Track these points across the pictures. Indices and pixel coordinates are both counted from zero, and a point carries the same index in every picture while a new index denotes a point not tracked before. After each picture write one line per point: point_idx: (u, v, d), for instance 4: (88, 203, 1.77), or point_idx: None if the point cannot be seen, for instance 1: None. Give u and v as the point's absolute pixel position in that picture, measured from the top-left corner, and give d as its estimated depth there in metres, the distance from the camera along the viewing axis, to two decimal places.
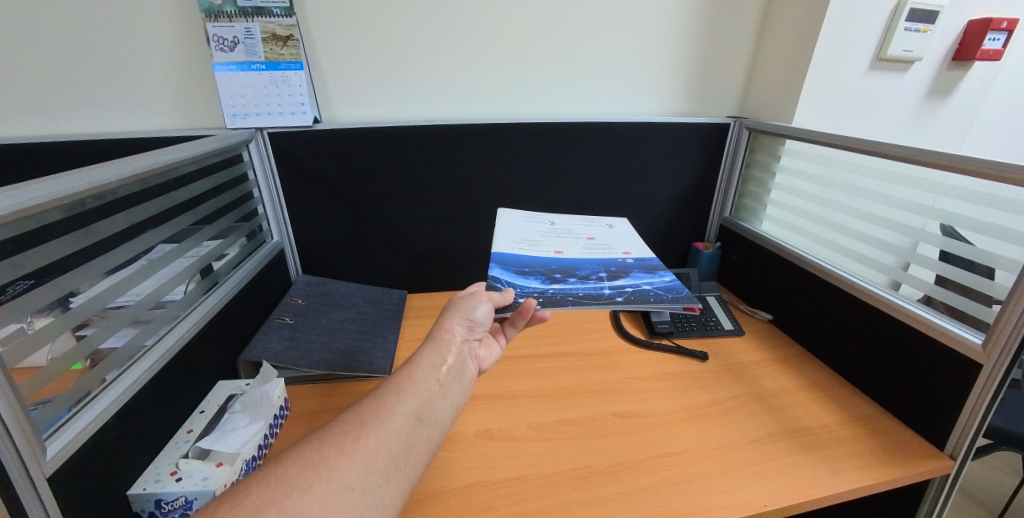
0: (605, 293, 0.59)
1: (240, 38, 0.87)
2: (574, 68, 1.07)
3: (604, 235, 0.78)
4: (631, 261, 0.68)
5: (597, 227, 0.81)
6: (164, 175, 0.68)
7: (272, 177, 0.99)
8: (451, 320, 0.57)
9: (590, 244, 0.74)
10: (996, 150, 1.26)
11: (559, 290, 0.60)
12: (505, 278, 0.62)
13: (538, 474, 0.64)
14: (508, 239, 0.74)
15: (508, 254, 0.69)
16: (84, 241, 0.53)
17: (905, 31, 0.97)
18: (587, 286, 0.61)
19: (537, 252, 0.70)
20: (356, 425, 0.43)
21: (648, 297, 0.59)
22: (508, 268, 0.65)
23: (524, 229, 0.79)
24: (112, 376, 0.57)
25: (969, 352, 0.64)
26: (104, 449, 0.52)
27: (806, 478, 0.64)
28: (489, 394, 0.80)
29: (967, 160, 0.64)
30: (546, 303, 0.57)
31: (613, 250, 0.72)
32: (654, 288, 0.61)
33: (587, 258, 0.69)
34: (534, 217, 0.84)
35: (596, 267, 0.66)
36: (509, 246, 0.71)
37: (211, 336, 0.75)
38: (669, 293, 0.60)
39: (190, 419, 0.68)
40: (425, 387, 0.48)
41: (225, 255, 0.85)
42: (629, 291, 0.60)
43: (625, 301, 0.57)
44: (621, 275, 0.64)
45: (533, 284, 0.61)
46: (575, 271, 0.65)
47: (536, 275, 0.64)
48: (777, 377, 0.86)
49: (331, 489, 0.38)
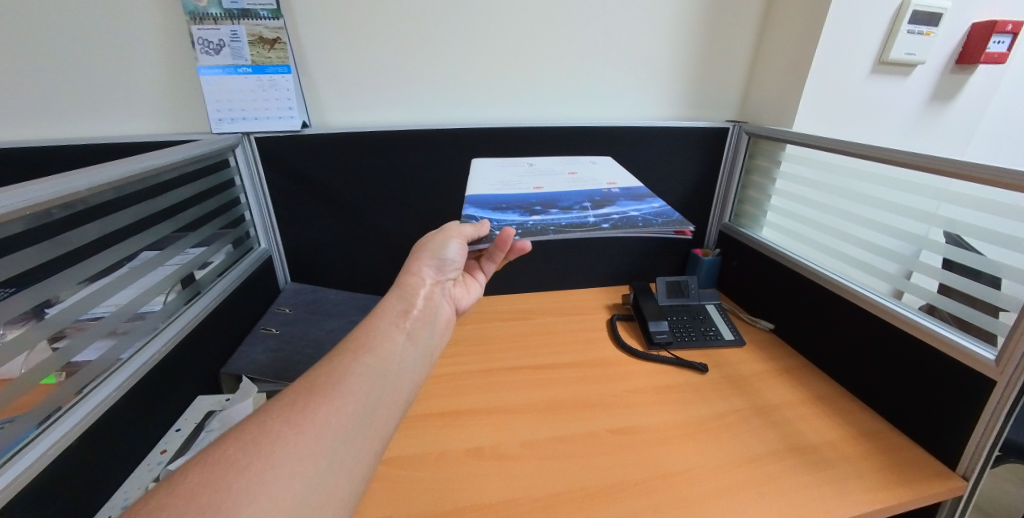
0: (590, 219, 0.60)
1: (226, 41, 0.85)
2: (572, 72, 1.05)
3: (586, 171, 0.80)
4: (616, 192, 0.70)
5: (580, 165, 0.83)
6: (143, 182, 0.65)
7: (259, 181, 0.96)
8: (421, 262, 0.59)
9: (574, 179, 0.75)
10: (1002, 154, 1.23)
11: (543, 219, 0.60)
12: (481, 214, 0.63)
13: (531, 497, 0.61)
14: (489, 185, 0.73)
15: (488, 193, 0.69)
16: (52, 253, 0.50)
17: (908, 34, 0.94)
18: (571, 216, 0.61)
19: (517, 190, 0.70)
20: (308, 391, 0.42)
21: (634, 224, 0.60)
22: (485, 206, 0.65)
23: (505, 173, 0.78)
24: (88, 388, 0.55)
25: (982, 367, 0.62)
26: (65, 474, 0.49)
27: (812, 502, 0.61)
28: (479, 409, 0.77)
29: (970, 165, 0.62)
30: (525, 233, 0.58)
31: (597, 182, 0.74)
32: (642, 215, 0.62)
33: (571, 191, 0.70)
34: (513, 161, 0.84)
35: (580, 197, 0.67)
36: (488, 188, 0.71)
37: (192, 348, 0.72)
38: (657, 217, 0.62)
39: (165, 438, 0.65)
40: (390, 341, 0.49)
41: (210, 263, 0.82)
42: (615, 217, 0.61)
43: (613, 227, 0.59)
44: (606, 204, 0.65)
45: (513, 216, 0.62)
46: (557, 203, 0.65)
47: (514, 209, 0.64)
48: (779, 390, 0.83)
49: (280, 457, 0.36)
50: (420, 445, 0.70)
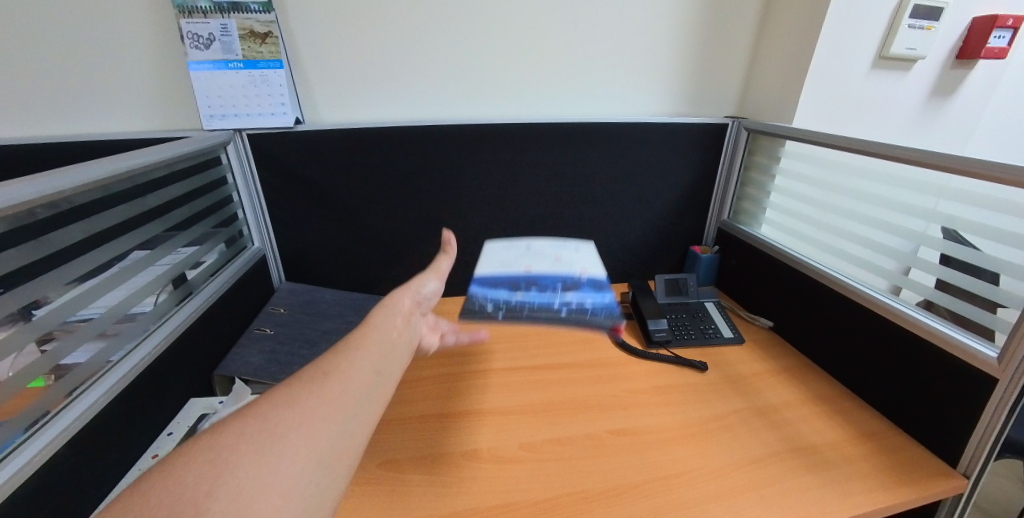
0: (553, 305, 0.73)
1: (216, 35, 0.84)
2: (571, 69, 1.04)
3: (572, 255, 0.83)
4: (586, 278, 0.78)
5: (567, 247, 0.85)
6: (131, 180, 0.64)
7: (252, 180, 0.94)
8: (401, 292, 0.53)
9: (557, 261, 0.81)
10: (1002, 150, 1.23)
11: (520, 301, 0.75)
12: (478, 293, 0.77)
13: (531, 501, 0.60)
14: (487, 262, 0.84)
15: (484, 273, 0.81)
16: (36, 254, 0.49)
17: (909, 29, 0.94)
18: (543, 297, 0.75)
19: (508, 270, 0.80)
20: (318, 368, 0.40)
21: (584, 315, 0.73)
22: (482, 284, 0.79)
23: (502, 248, 0.87)
24: (77, 392, 0.53)
25: (984, 365, 0.61)
26: (53, 482, 0.48)
27: (814, 503, 0.61)
28: (477, 411, 0.76)
29: (971, 161, 0.61)
30: (506, 313, 0.73)
31: (574, 266, 0.80)
32: (596, 305, 0.75)
33: (550, 273, 0.79)
34: (513, 240, 0.89)
35: (556, 280, 0.77)
36: (484, 267, 0.83)
37: (184, 350, 0.70)
38: (605, 311, 0.74)
39: (157, 442, 0.63)
40: (389, 323, 0.47)
41: (201, 262, 0.81)
42: (574, 305, 0.74)
43: (567, 317, 0.72)
44: (573, 289, 0.77)
45: (500, 294, 0.76)
46: (538, 281, 0.77)
47: (504, 286, 0.77)
48: (779, 389, 0.82)
49: (309, 411, 0.36)
50: (418, 448, 0.69)
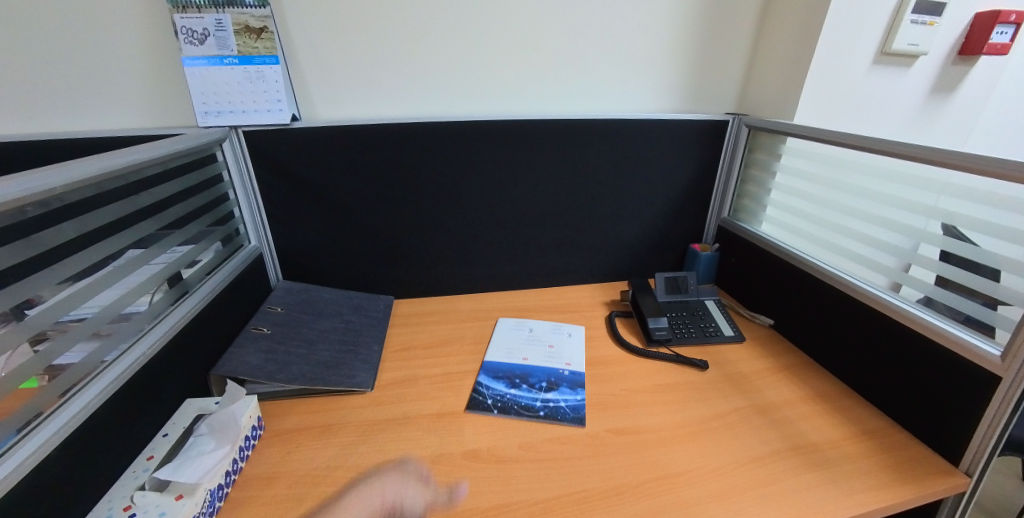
0: (534, 405, 0.76)
1: (211, 31, 0.82)
2: (570, 66, 1.03)
3: (564, 344, 0.93)
4: (567, 374, 0.83)
5: (561, 334, 0.96)
6: (124, 178, 0.63)
7: (249, 178, 0.93)
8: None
9: (549, 352, 0.90)
10: (1003, 146, 1.22)
11: (512, 398, 0.78)
12: (480, 379, 0.82)
13: (531, 501, 0.60)
14: (494, 344, 0.93)
15: (489, 357, 0.89)
16: (25, 253, 0.48)
17: (911, 24, 0.93)
18: (529, 395, 0.78)
19: (509, 359, 0.88)
20: None
21: (557, 414, 0.74)
22: (485, 371, 0.85)
23: (509, 335, 0.96)
24: (70, 392, 0.52)
25: (986, 363, 0.61)
26: (46, 484, 0.47)
27: (815, 501, 0.60)
28: (477, 411, 0.75)
29: (972, 157, 0.61)
30: (497, 407, 0.76)
31: (561, 360, 0.87)
32: (568, 406, 0.76)
33: (542, 366, 0.86)
34: (521, 322, 1.00)
35: (544, 375, 0.83)
36: (490, 351, 0.90)
37: (180, 350, 0.70)
38: (576, 413, 0.74)
39: (152, 444, 0.62)
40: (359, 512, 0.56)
41: (197, 261, 0.79)
42: (550, 405, 0.76)
43: (543, 416, 0.74)
44: (554, 387, 0.80)
45: (499, 388, 0.80)
46: (529, 377, 0.83)
47: (503, 378, 0.83)
48: (779, 388, 0.82)
49: None
50: (416, 448, 0.68)
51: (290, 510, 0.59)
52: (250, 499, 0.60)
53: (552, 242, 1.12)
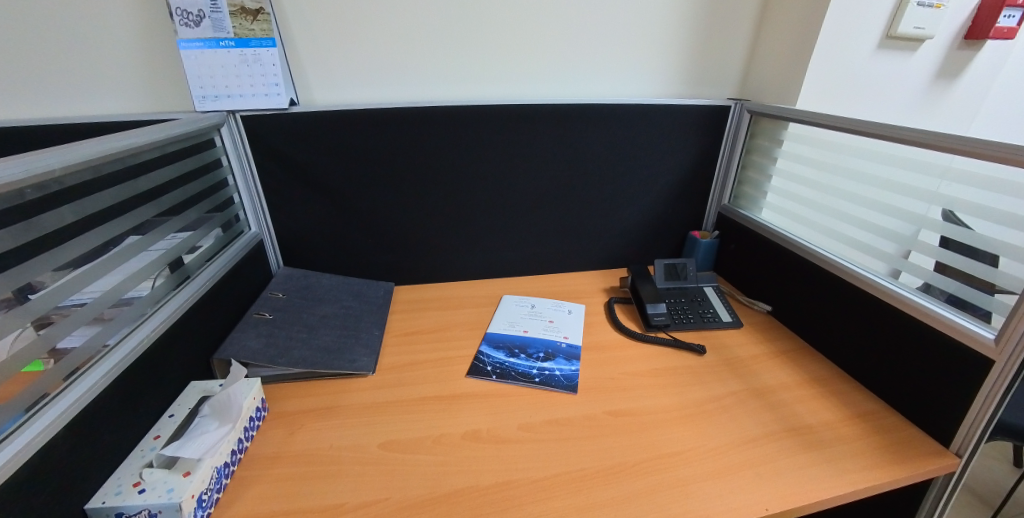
0: (530, 372, 0.80)
1: (206, 12, 0.82)
2: (570, 51, 1.02)
3: (563, 319, 0.96)
4: (565, 346, 0.87)
5: (560, 311, 1.00)
6: (121, 162, 0.62)
7: (246, 161, 0.93)
8: None
9: (548, 326, 0.94)
10: (1006, 132, 1.22)
11: (510, 365, 0.82)
12: (480, 350, 0.86)
13: (529, 479, 0.61)
14: (496, 318, 0.97)
15: (491, 329, 0.93)
16: (24, 237, 0.48)
17: (917, 7, 0.91)
18: (526, 363, 0.83)
19: (509, 330, 0.92)
20: None
21: (551, 381, 0.78)
22: (486, 342, 0.89)
23: (511, 310, 1.00)
24: (75, 374, 0.53)
25: (981, 348, 0.61)
26: (55, 463, 0.48)
27: (808, 480, 0.61)
28: (476, 394, 0.76)
29: (971, 141, 0.61)
30: (494, 372, 0.80)
31: (559, 333, 0.91)
32: (562, 374, 0.80)
33: (540, 338, 0.90)
34: (523, 299, 1.04)
35: (542, 346, 0.87)
36: (492, 324, 0.95)
37: (183, 334, 0.70)
38: (569, 380, 0.79)
39: (158, 424, 0.64)
40: None
41: (197, 247, 0.80)
42: (545, 373, 0.80)
43: (537, 381, 0.78)
44: (551, 357, 0.84)
45: (498, 356, 0.85)
46: (528, 348, 0.87)
47: (503, 348, 0.87)
48: (776, 372, 0.83)
49: None
50: (416, 430, 0.69)
51: (293, 488, 0.60)
52: (254, 478, 0.61)
53: (551, 228, 1.12)
